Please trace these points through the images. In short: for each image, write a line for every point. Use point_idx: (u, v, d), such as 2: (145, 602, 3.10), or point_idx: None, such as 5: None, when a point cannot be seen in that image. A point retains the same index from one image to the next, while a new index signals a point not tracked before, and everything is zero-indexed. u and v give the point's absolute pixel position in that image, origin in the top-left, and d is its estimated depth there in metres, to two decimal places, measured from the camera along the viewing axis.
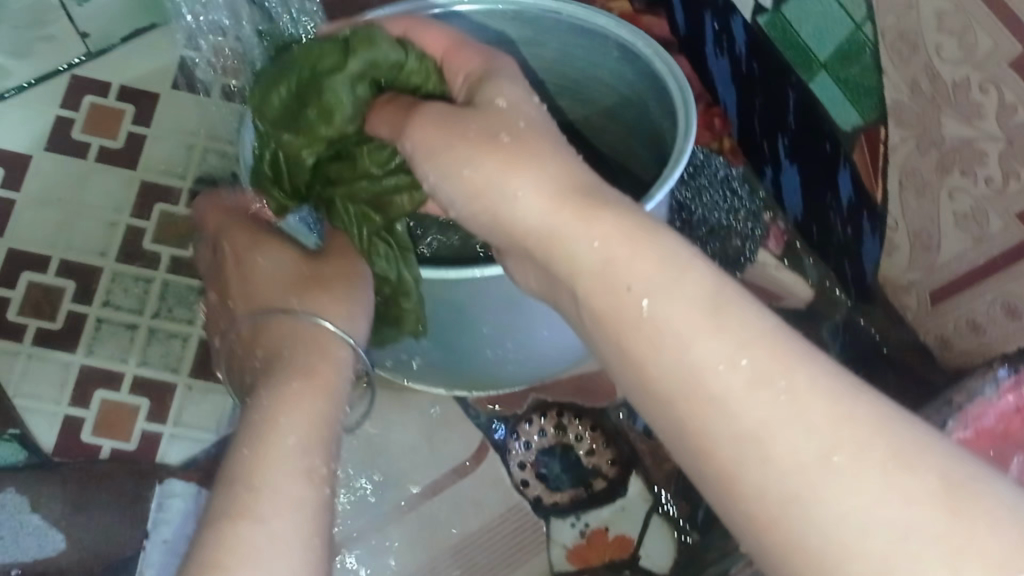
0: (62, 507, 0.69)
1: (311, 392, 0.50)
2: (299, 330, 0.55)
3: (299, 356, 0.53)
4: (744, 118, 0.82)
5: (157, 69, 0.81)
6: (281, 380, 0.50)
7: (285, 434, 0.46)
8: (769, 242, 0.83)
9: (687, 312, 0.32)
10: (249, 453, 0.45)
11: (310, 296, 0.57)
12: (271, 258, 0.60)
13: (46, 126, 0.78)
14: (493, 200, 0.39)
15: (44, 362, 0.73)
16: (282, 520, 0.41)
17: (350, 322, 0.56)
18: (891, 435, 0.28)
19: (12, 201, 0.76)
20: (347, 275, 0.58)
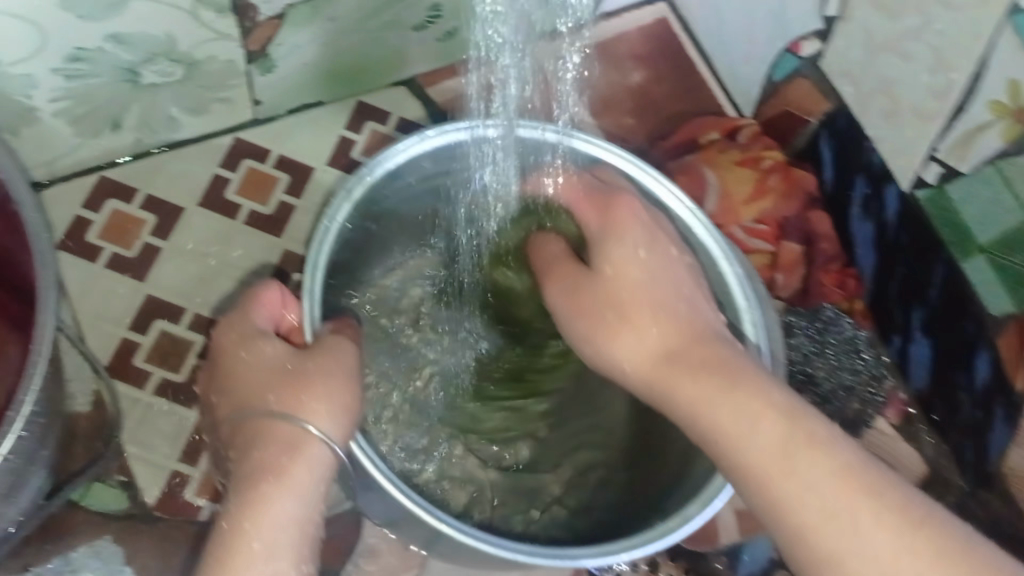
0: (155, 563, 0.69)
1: (282, 501, 0.49)
2: (256, 424, 0.52)
3: (272, 455, 0.51)
4: (881, 283, 0.82)
5: (317, 144, 0.83)
6: (252, 480, 0.50)
7: (276, 512, 0.49)
8: (887, 412, 0.82)
9: (767, 454, 0.44)
10: (234, 511, 0.49)
11: (304, 395, 0.52)
12: (265, 350, 0.55)
13: (204, 182, 0.79)
14: (601, 354, 0.53)
15: (161, 412, 0.73)
16: (281, 539, 0.48)
17: (331, 417, 0.52)
18: (936, 547, 0.40)
19: (157, 249, 0.77)
20: (332, 371, 0.53)
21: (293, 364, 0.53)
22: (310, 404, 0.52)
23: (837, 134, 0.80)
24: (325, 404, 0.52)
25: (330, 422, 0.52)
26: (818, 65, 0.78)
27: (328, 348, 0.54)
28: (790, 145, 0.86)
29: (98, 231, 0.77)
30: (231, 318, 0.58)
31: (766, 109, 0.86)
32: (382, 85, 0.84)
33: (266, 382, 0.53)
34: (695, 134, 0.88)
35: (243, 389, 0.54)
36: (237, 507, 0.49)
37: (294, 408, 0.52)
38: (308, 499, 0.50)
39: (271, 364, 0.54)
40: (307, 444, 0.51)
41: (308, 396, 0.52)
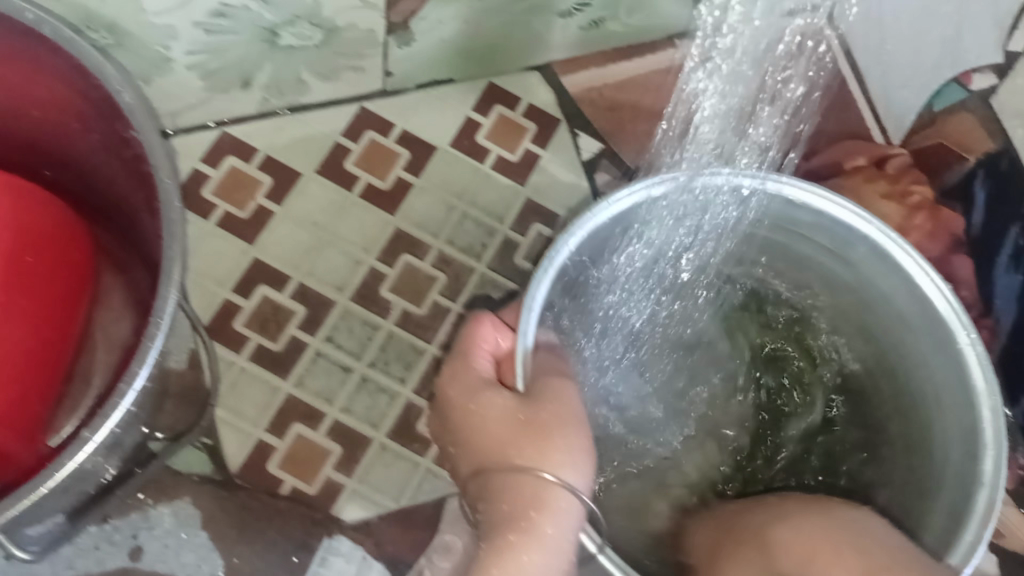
0: (230, 532, 0.68)
1: (530, 549, 0.47)
2: (500, 472, 0.50)
3: (523, 508, 0.48)
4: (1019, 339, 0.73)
5: (442, 123, 0.80)
6: (500, 512, 0.49)
7: (522, 556, 0.47)
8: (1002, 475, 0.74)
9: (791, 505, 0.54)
10: (506, 509, 0.49)
11: (550, 448, 0.50)
12: (494, 398, 0.52)
13: (324, 150, 0.77)
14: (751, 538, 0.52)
15: (255, 379, 0.72)
16: (548, 535, 0.48)
17: (572, 472, 0.50)
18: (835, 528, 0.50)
19: (270, 213, 0.76)
20: (568, 423, 0.52)
21: (532, 413, 0.51)
22: (559, 458, 0.50)
23: (999, 177, 0.74)
24: (565, 454, 0.50)
25: (570, 472, 0.50)
26: (991, 100, 0.73)
27: (557, 395, 0.53)
28: (940, 181, 0.79)
29: (212, 187, 0.75)
30: (454, 356, 0.56)
31: (917, 140, 0.79)
32: (516, 68, 0.81)
33: (507, 430, 0.51)
34: (840, 159, 0.81)
35: (486, 436, 0.51)
36: (485, 541, 0.48)
37: (548, 462, 0.50)
38: (560, 545, 0.48)
39: (507, 411, 0.51)
40: (557, 497, 0.49)
41: (558, 441, 0.51)
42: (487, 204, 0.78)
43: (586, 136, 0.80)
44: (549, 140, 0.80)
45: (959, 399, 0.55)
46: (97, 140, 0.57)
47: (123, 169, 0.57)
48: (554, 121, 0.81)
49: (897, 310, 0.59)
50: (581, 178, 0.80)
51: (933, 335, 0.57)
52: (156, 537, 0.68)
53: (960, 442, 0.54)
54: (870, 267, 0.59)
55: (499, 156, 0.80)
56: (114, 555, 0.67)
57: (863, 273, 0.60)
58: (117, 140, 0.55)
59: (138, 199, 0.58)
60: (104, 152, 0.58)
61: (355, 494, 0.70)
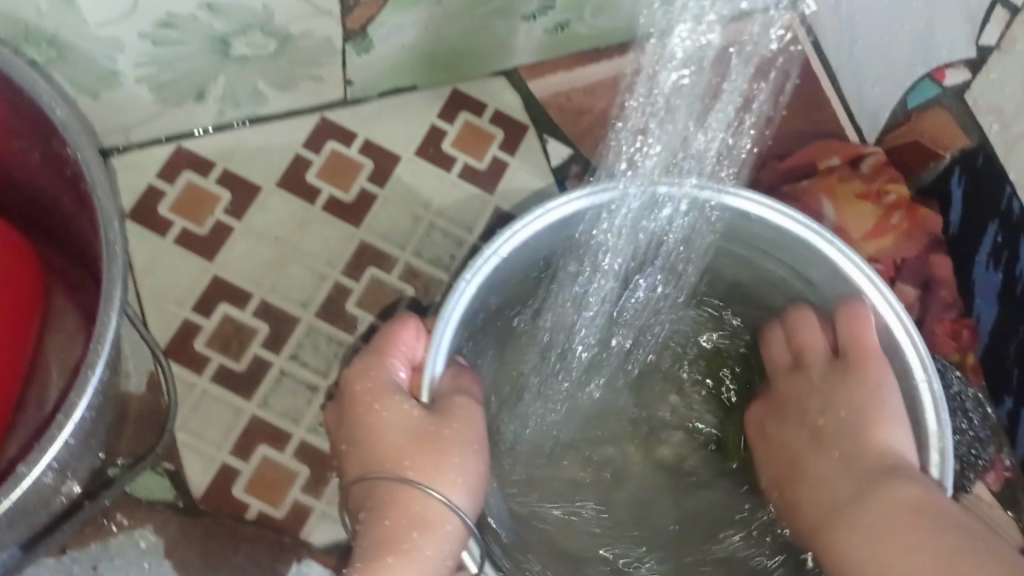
0: (195, 560, 0.66)
1: (405, 572, 0.51)
2: (387, 487, 0.53)
3: (404, 528, 0.52)
4: (1001, 337, 0.72)
5: (406, 131, 0.78)
6: (377, 517, 0.52)
7: (407, 575, 0.51)
8: (989, 477, 0.72)
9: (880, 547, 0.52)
10: (386, 524, 0.52)
11: (436, 464, 0.53)
12: (395, 407, 0.54)
13: (285, 162, 0.75)
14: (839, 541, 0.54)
15: (217, 401, 0.69)
16: (434, 550, 0.52)
17: (459, 492, 0.53)
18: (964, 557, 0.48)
19: (230, 228, 0.73)
20: (462, 446, 0.54)
21: (432, 437, 0.54)
22: (448, 484, 0.53)
23: (974, 173, 0.71)
24: (456, 476, 0.53)
25: (461, 495, 0.53)
26: (965, 98, 0.69)
27: (462, 416, 0.54)
28: (914, 178, 0.78)
29: (170, 204, 0.73)
30: (368, 355, 0.56)
31: (892, 137, 0.78)
32: (480, 74, 0.79)
33: (411, 445, 0.53)
34: (813, 157, 0.80)
35: (378, 446, 0.54)
36: (360, 561, 0.51)
37: (434, 482, 0.53)
38: (430, 575, 0.52)
39: (406, 424, 0.54)
40: (440, 517, 0.52)
41: (440, 463, 0.53)
42: (454, 213, 0.76)
43: (555, 141, 0.79)
44: (517, 147, 0.78)
45: (905, 423, 0.56)
46: (38, 159, 0.55)
47: (66, 188, 0.55)
48: (521, 127, 0.79)
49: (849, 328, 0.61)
50: (551, 185, 0.78)
51: (883, 352, 0.58)
52: (117, 567, 0.65)
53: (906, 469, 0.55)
54: (833, 292, 0.60)
55: (466, 165, 0.78)
56: None
57: (824, 294, 0.61)
58: (57, 159, 0.53)
59: (84, 218, 0.56)
60: (46, 170, 0.55)
61: (324, 516, 0.68)
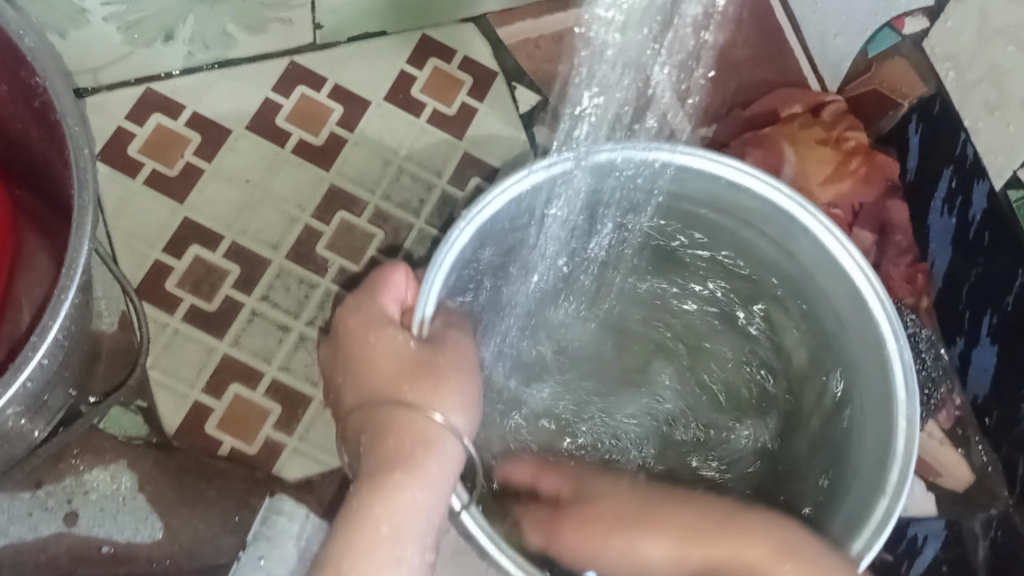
0: (169, 495, 0.67)
1: (411, 487, 0.50)
2: (386, 416, 0.53)
3: (408, 446, 0.52)
4: (953, 282, 0.74)
5: (375, 76, 0.78)
6: (377, 444, 0.52)
7: (410, 489, 0.50)
8: (938, 416, 0.75)
9: None
10: (390, 445, 0.52)
11: (441, 385, 0.54)
12: (387, 338, 0.55)
13: (256, 106, 0.76)
14: None
15: (189, 340, 0.70)
16: (438, 467, 0.52)
17: (456, 414, 0.55)
18: None
19: (200, 171, 0.74)
20: (460, 370, 0.56)
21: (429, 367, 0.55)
22: (443, 404, 0.54)
23: (931, 120, 0.73)
24: (454, 397, 0.55)
25: (459, 417, 0.55)
26: (923, 45, 0.71)
27: (458, 342, 0.57)
28: (875, 128, 0.80)
29: (139, 145, 0.73)
30: (355, 298, 0.58)
31: (854, 86, 0.79)
32: (449, 21, 0.79)
33: (407, 375, 0.54)
34: (776, 105, 0.80)
35: (374, 374, 0.55)
36: (364, 482, 0.50)
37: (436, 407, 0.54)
38: (439, 490, 0.51)
39: (402, 353, 0.55)
40: (441, 437, 0.53)
41: (436, 385, 0.54)
42: (424, 158, 0.77)
43: (523, 88, 0.79)
44: (486, 93, 0.79)
45: (879, 399, 0.56)
46: (7, 92, 0.55)
47: (35, 122, 0.56)
48: (491, 74, 0.80)
49: (828, 299, 0.60)
50: (519, 131, 0.79)
51: (855, 313, 0.58)
52: (91, 501, 0.66)
53: (874, 440, 0.56)
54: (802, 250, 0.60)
55: (435, 111, 0.78)
56: (49, 521, 0.65)
57: (797, 256, 0.61)
58: (27, 91, 0.53)
59: (54, 153, 0.57)
60: (14, 103, 0.56)
61: (296, 452, 0.69)
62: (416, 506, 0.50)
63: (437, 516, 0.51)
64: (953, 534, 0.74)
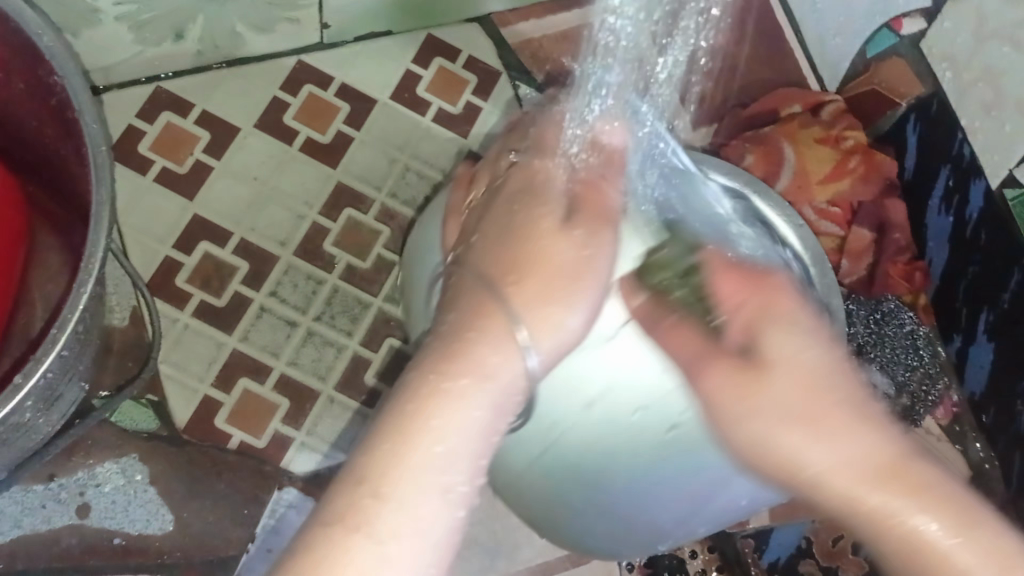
0: (179, 487, 0.68)
1: (474, 400, 0.43)
2: (472, 298, 0.46)
3: (476, 323, 0.45)
4: (950, 280, 0.76)
5: (381, 75, 0.79)
6: (458, 331, 0.45)
7: (474, 403, 0.43)
8: (938, 411, 0.76)
9: (844, 473, 0.42)
10: (460, 337, 0.45)
11: (551, 275, 0.48)
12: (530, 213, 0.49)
13: (264, 104, 0.77)
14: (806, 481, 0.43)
15: (199, 335, 0.71)
16: (501, 357, 0.45)
17: (544, 321, 0.47)
18: (870, 524, 0.41)
19: (209, 168, 0.75)
20: (580, 270, 0.48)
21: (536, 265, 0.48)
22: (548, 312, 0.47)
23: (929, 121, 0.74)
24: (563, 293, 0.48)
25: (569, 317, 0.48)
26: (921, 45, 0.72)
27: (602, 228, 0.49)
28: (873, 127, 0.81)
29: (148, 143, 0.74)
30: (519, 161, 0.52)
31: (854, 86, 0.80)
32: (454, 21, 0.80)
33: (511, 252, 0.48)
34: (775, 106, 0.81)
35: (506, 252, 0.48)
36: (425, 364, 0.44)
37: (525, 318, 0.46)
38: (499, 405, 0.44)
39: (550, 230, 0.48)
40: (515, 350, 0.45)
41: (539, 288, 0.47)
42: (429, 156, 0.78)
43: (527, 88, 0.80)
44: (490, 92, 0.80)
45: None
46: (23, 91, 0.56)
47: (51, 119, 0.57)
48: (495, 74, 0.81)
49: None
50: None
51: None
52: (103, 494, 0.67)
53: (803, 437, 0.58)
54: None
55: (440, 109, 0.79)
56: (61, 513, 0.66)
57: None
58: (45, 90, 0.54)
59: (69, 149, 0.58)
60: (31, 102, 0.57)
61: (303, 446, 0.70)
62: (464, 422, 0.42)
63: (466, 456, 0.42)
64: None
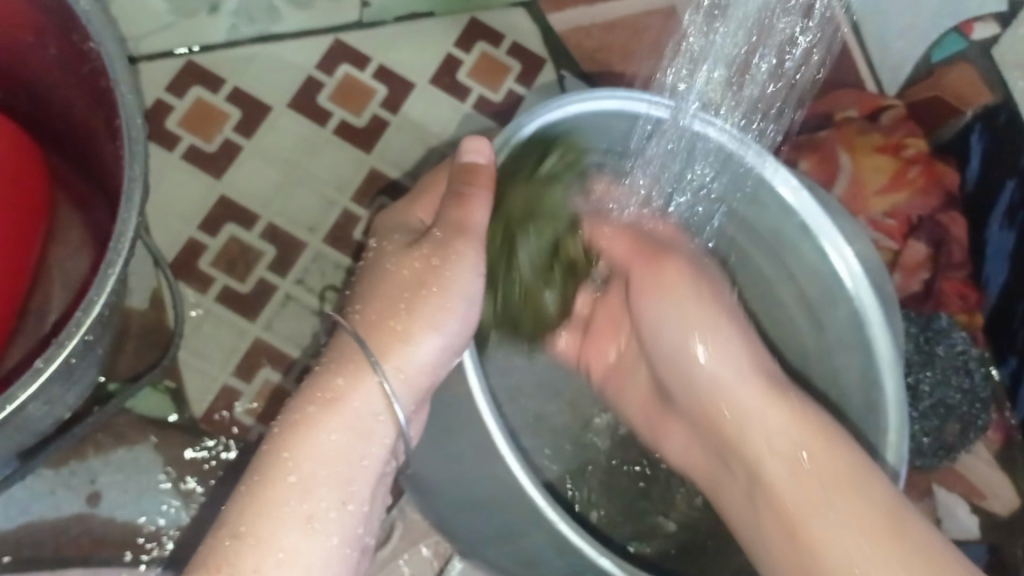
0: (193, 479, 0.65)
1: (326, 424, 0.45)
2: (343, 349, 0.48)
3: (331, 375, 0.47)
4: (1008, 300, 0.71)
5: (420, 57, 0.75)
6: (300, 398, 0.46)
7: (322, 431, 0.45)
8: (990, 436, 0.72)
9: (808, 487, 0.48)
10: (314, 397, 0.46)
11: (388, 312, 0.49)
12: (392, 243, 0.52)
13: (298, 82, 0.73)
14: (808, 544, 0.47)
15: (221, 322, 0.68)
16: (353, 392, 0.47)
17: (400, 362, 0.48)
18: (858, 484, 0.47)
19: (238, 147, 0.72)
20: (429, 296, 0.49)
21: (413, 291, 0.49)
22: (393, 350, 0.48)
23: (997, 130, 0.69)
24: (405, 327, 0.49)
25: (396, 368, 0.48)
26: (992, 52, 0.66)
27: (449, 262, 0.50)
28: (935, 134, 0.76)
29: (177, 118, 0.71)
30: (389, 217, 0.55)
31: (915, 90, 0.75)
32: (500, 4, 0.76)
33: (382, 297, 0.49)
34: (830, 109, 0.76)
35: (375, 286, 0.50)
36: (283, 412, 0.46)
37: (380, 357, 0.48)
38: (355, 424, 0.46)
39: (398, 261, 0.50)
40: (366, 387, 0.47)
41: (395, 317, 0.49)
42: None
43: (572, 77, 0.76)
44: (534, 81, 0.76)
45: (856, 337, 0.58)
46: (53, 57, 0.53)
47: (81, 88, 0.54)
48: (540, 61, 0.76)
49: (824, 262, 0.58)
50: None
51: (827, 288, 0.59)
52: (115, 482, 0.64)
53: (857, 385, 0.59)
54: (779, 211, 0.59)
55: (481, 96, 0.75)
56: (71, 500, 0.64)
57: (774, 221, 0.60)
58: (76, 56, 0.51)
59: (98, 121, 0.55)
60: (61, 70, 0.54)
61: None
62: (321, 463, 0.44)
63: (342, 489, 0.44)
64: (995, 559, 0.71)
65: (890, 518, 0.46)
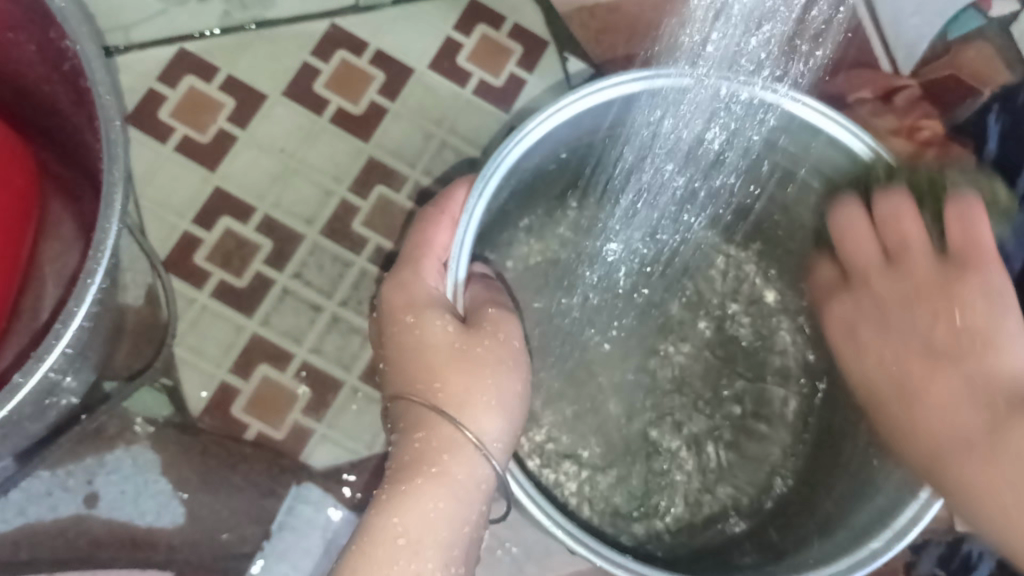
0: (191, 478, 0.65)
1: (435, 496, 0.44)
2: (425, 418, 0.47)
3: (432, 450, 0.46)
4: None
5: (418, 41, 0.73)
6: (404, 472, 0.45)
7: (434, 500, 0.44)
8: None
9: (968, 400, 0.48)
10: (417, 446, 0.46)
11: (474, 381, 0.47)
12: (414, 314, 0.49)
13: (293, 70, 0.71)
14: (961, 454, 0.47)
15: (217, 317, 0.67)
16: (459, 464, 0.46)
17: (485, 420, 0.47)
18: (965, 378, 0.49)
19: (232, 137, 0.70)
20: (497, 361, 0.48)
21: (469, 346, 0.48)
22: (482, 415, 0.47)
23: None
24: (483, 397, 0.47)
25: (485, 428, 0.47)
26: (1011, 27, 0.68)
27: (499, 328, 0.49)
28: (949, 117, 0.72)
29: (170, 109, 0.70)
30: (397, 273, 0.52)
31: (928, 71, 0.71)
32: None
33: (427, 366, 0.47)
34: (847, 91, 0.72)
35: (418, 360, 0.48)
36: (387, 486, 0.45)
37: (462, 421, 0.47)
38: (465, 497, 0.45)
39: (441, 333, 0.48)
40: (467, 449, 0.46)
41: (466, 385, 0.47)
42: (468, 131, 0.72)
43: (575, 60, 0.73)
44: (536, 64, 0.73)
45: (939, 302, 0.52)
46: (34, 52, 0.51)
47: (64, 85, 0.52)
48: (542, 44, 0.74)
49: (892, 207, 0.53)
50: None
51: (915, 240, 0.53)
52: (112, 482, 0.64)
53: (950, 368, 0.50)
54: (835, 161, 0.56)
55: (482, 81, 0.73)
56: (69, 501, 0.63)
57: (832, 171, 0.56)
58: (56, 53, 0.49)
59: (82, 119, 0.53)
60: (44, 66, 0.52)
61: (325, 438, 0.66)
62: (444, 535, 0.44)
63: (455, 551, 0.44)
64: None
65: (1009, 405, 0.47)
